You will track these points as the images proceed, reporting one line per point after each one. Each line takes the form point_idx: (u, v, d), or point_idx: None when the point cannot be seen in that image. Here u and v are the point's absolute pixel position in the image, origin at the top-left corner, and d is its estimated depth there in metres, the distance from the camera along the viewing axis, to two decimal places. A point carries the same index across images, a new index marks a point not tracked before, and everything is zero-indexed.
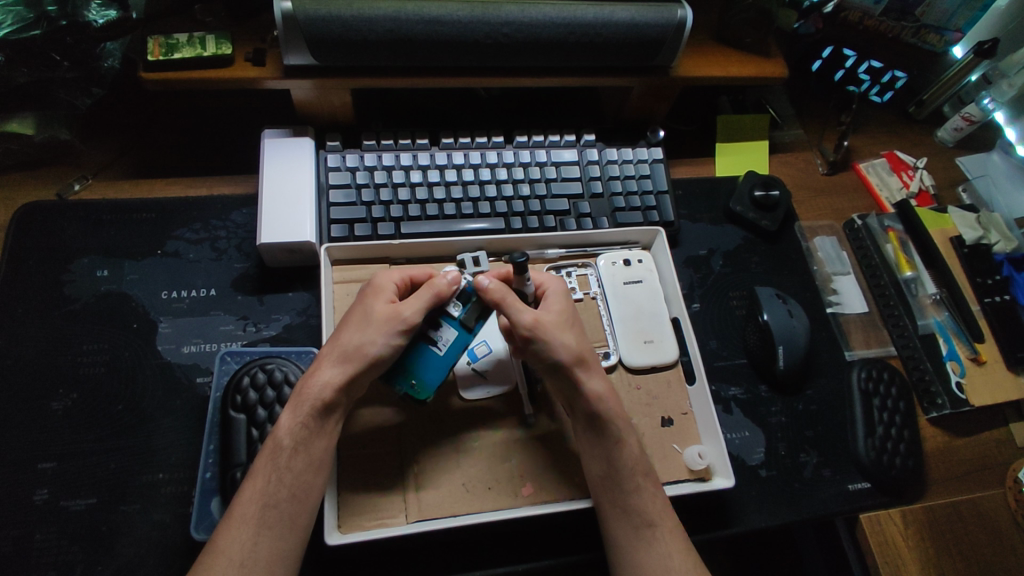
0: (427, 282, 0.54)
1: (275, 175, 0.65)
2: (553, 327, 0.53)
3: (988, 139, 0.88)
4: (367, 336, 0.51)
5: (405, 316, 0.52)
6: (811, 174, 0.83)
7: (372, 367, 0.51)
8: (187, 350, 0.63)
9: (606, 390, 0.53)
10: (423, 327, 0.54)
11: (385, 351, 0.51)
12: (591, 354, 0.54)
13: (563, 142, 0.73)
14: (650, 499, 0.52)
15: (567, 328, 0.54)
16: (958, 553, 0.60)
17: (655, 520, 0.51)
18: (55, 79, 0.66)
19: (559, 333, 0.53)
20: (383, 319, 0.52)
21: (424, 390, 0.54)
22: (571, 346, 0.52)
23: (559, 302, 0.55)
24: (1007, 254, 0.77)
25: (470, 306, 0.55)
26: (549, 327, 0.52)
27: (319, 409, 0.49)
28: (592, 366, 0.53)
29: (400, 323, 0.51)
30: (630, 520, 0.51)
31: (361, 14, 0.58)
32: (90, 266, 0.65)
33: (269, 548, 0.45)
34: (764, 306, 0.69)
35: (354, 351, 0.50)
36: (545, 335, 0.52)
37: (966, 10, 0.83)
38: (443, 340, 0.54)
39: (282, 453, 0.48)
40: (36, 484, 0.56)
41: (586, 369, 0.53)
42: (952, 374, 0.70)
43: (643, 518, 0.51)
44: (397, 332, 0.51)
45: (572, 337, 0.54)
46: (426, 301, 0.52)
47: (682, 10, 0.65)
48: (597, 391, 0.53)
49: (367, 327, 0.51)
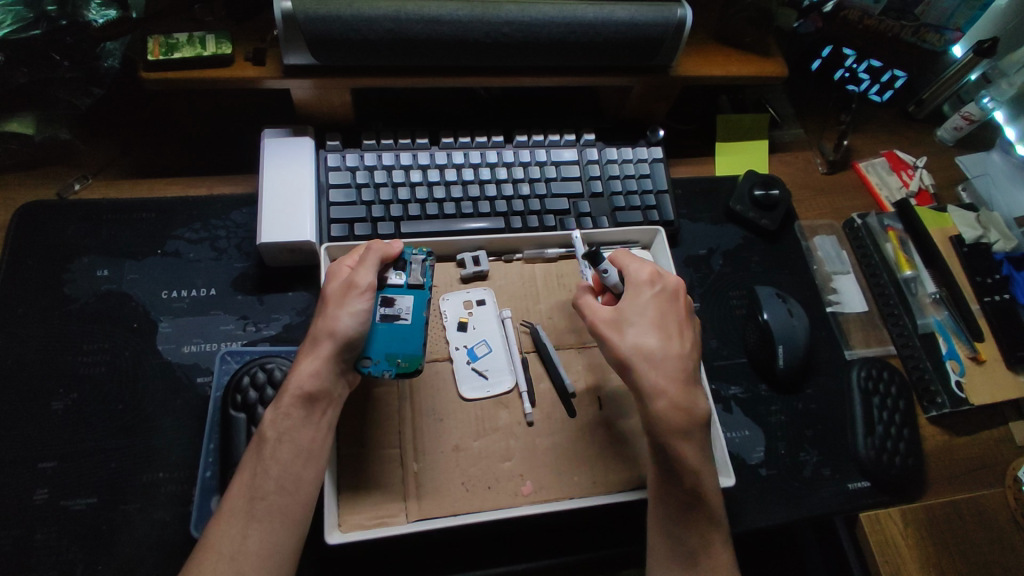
0: (369, 251, 0.56)
1: (274, 173, 0.65)
2: (609, 326, 0.55)
3: (988, 138, 0.88)
4: (328, 315, 0.52)
5: (357, 281, 0.53)
6: (810, 173, 0.83)
7: (345, 340, 0.51)
8: (188, 350, 0.63)
9: (658, 405, 0.50)
10: (377, 307, 0.56)
11: (352, 321, 0.52)
12: (649, 362, 0.52)
13: (563, 142, 0.73)
14: (697, 533, 0.49)
15: (629, 328, 0.54)
16: (958, 552, 0.60)
17: (695, 552, 0.48)
18: (55, 79, 0.66)
19: (616, 333, 0.54)
20: (339, 295, 0.53)
21: (414, 361, 0.54)
22: (620, 347, 0.53)
23: (628, 299, 0.55)
24: (1007, 253, 0.77)
25: (412, 267, 0.58)
26: (603, 327, 0.55)
27: (300, 398, 0.50)
28: (643, 370, 0.52)
29: (354, 287, 0.53)
30: (672, 548, 0.49)
31: (362, 13, 0.58)
32: (90, 265, 0.65)
33: (259, 542, 0.45)
34: (764, 306, 0.69)
35: (322, 331, 0.51)
36: (603, 337, 0.55)
37: (965, 10, 0.84)
38: (404, 309, 0.56)
39: (266, 445, 0.48)
40: (36, 484, 0.56)
41: (636, 373, 0.52)
42: (952, 373, 0.70)
43: (686, 548, 0.49)
44: (355, 297, 0.53)
45: (628, 335, 0.54)
46: (372, 263, 0.55)
47: (681, 9, 0.65)
48: (646, 403, 0.51)
49: (327, 309, 0.53)
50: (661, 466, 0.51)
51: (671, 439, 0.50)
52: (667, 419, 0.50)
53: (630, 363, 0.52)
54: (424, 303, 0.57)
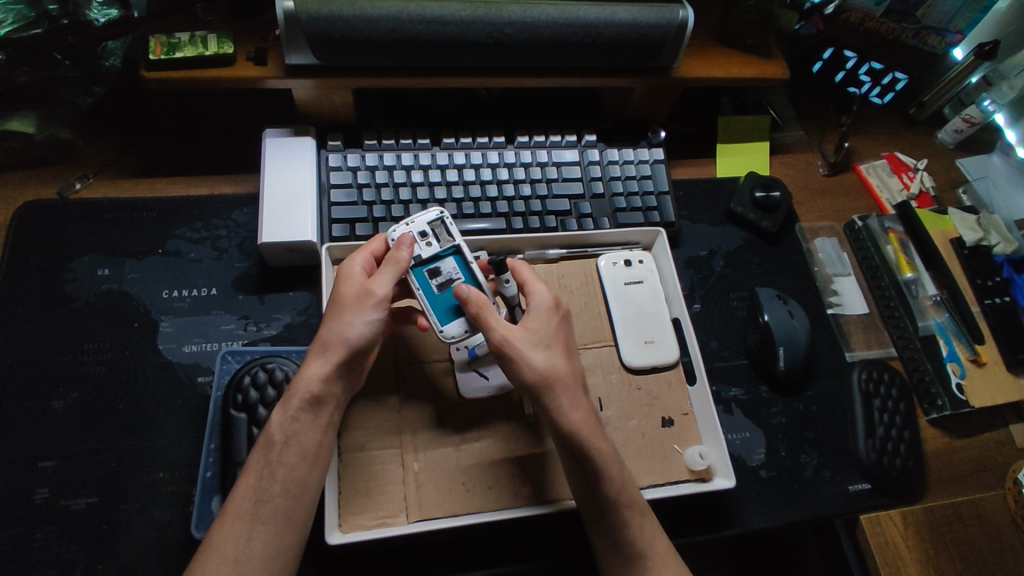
0: (387, 256, 0.53)
1: (276, 174, 0.65)
2: (526, 344, 0.52)
3: (988, 141, 0.88)
4: (342, 322, 0.51)
5: (374, 292, 0.52)
6: (811, 175, 0.83)
7: (357, 348, 0.51)
8: (188, 349, 0.63)
9: (576, 421, 0.51)
10: (428, 282, 0.56)
11: (367, 330, 0.51)
12: (565, 375, 0.52)
13: (564, 143, 0.73)
14: (639, 530, 0.51)
15: (541, 344, 0.52)
16: (958, 554, 0.60)
17: (644, 549, 0.51)
18: (56, 78, 0.66)
19: (539, 354, 0.52)
20: (353, 301, 0.52)
21: None
22: (543, 366, 0.51)
23: (539, 318, 0.54)
24: (1007, 255, 0.77)
25: (438, 232, 0.57)
26: (518, 344, 0.51)
27: (309, 401, 0.49)
28: (570, 398, 0.51)
29: (371, 299, 0.52)
30: (618, 553, 0.51)
31: (363, 14, 0.58)
32: (90, 264, 0.65)
33: (264, 543, 0.45)
34: (765, 307, 0.69)
35: (333, 339, 0.50)
36: (514, 352, 0.51)
37: (966, 12, 0.84)
38: (453, 272, 0.56)
39: (273, 448, 0.48)
40: (35, 484, 0.56)
41: (566, 395, 0.51)
42: (953, 375, 0.70)
43: (631, 548, 0.50)
44: (371, 309, 0.52)
45: (547, 354, 0.52)
46: (390, 273, 0.53)
47: (683, 11, 0.65)
48: (562, 417, 0.50)
49: (340, 314, 0.51)
50: (585, 476, 0.50)
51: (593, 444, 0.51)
52: (584, 427, 0.51)
53: (552, 378, 0.51)
54: (465, 259, 0.57)
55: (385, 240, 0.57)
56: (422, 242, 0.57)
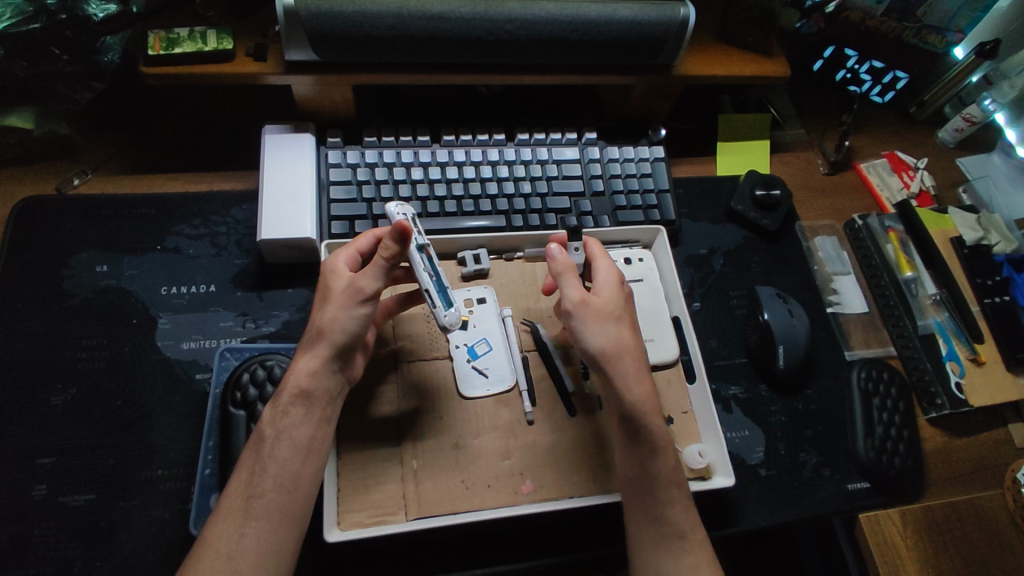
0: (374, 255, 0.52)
1: (275, 171, 0.64)
2: (596, 314, 0.53)
3: (988, 141, 0.88)
4: (327, 315, 0.51)
5: (362, 288, 0.51)
6: (811, 174, 0.83)
7: (341, 342, 0.51)
8: (187, 346, 0.63)
9: (638, 391, 0.52)
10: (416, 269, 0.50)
11: (351, 323, 0.51)
12: (630, 350, 0.53)
13: (564, 140, 0.73)
14: (678, 509, 0.51)
15: (612, 317, 0.54)
16: (957, 553, 0.60)
17: (683, 530, 0.51)
18: (55, 73, 0.65)
19: (601, 322, 0.53)
20: (341, 294, 0.51)
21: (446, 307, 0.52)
22: (609, 338, 0.52)
23: (611, 290, 0.55)
24: (1007, 254, 0.77)
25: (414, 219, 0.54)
26: (587, 313, 0.53)
27: (298, 395, 0.49)
28: (630, 370, 0.52)
29: (360, 295, 0.51)
30: (655, 530, 0.50)
31: (363, 10, 0.58)
32: (89, 260, 0.65)
33: (258, 539, 0.45)
34: (765, 306, 0.69)
35: (315, 333, 0.51)
36: (583, 322, 0.53)
37: (967, 11, 0.85)
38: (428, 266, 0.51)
39: (264, 444, 0.48)
40: (34, 481, 0.55)
41: (618, 369, 0.52)
42: (952, 374, 0.70)
43: (672, 528, 0.50)
44: (358, 304, 0.51)
45: (614, 327, 0.53)
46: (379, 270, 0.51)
47: (684, 9, 0.65)
48: (624, 390, 0.52)
49: (326, 307, 0.52)
50: (636, 448, 0.52)
51: (647, 422, 0.52)
52: (644, 405, 0.52)
53: (615, 355, 0.52)
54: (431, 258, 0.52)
55: (371, 236, 0.56)
56: (422, 233, 0.52)
